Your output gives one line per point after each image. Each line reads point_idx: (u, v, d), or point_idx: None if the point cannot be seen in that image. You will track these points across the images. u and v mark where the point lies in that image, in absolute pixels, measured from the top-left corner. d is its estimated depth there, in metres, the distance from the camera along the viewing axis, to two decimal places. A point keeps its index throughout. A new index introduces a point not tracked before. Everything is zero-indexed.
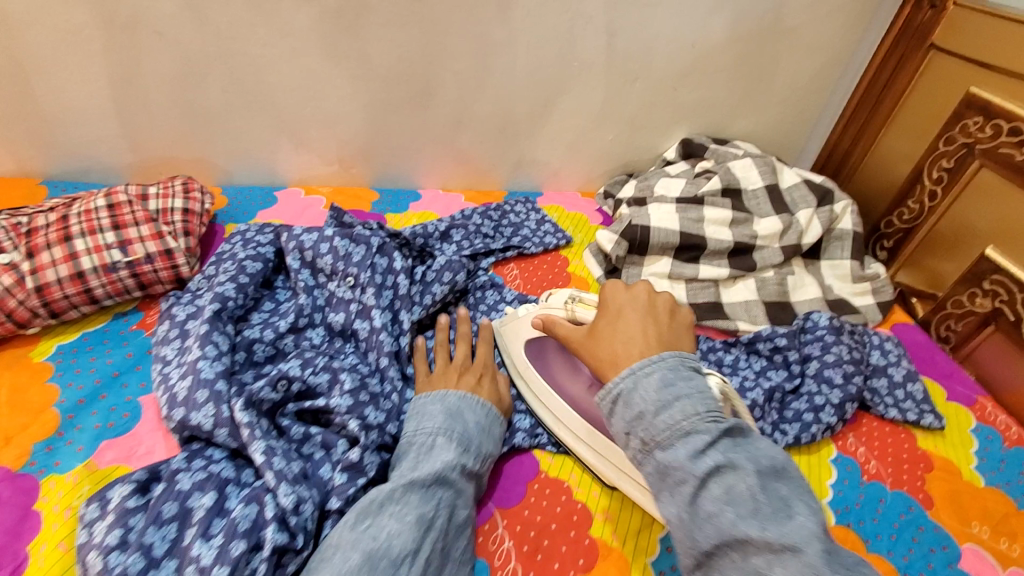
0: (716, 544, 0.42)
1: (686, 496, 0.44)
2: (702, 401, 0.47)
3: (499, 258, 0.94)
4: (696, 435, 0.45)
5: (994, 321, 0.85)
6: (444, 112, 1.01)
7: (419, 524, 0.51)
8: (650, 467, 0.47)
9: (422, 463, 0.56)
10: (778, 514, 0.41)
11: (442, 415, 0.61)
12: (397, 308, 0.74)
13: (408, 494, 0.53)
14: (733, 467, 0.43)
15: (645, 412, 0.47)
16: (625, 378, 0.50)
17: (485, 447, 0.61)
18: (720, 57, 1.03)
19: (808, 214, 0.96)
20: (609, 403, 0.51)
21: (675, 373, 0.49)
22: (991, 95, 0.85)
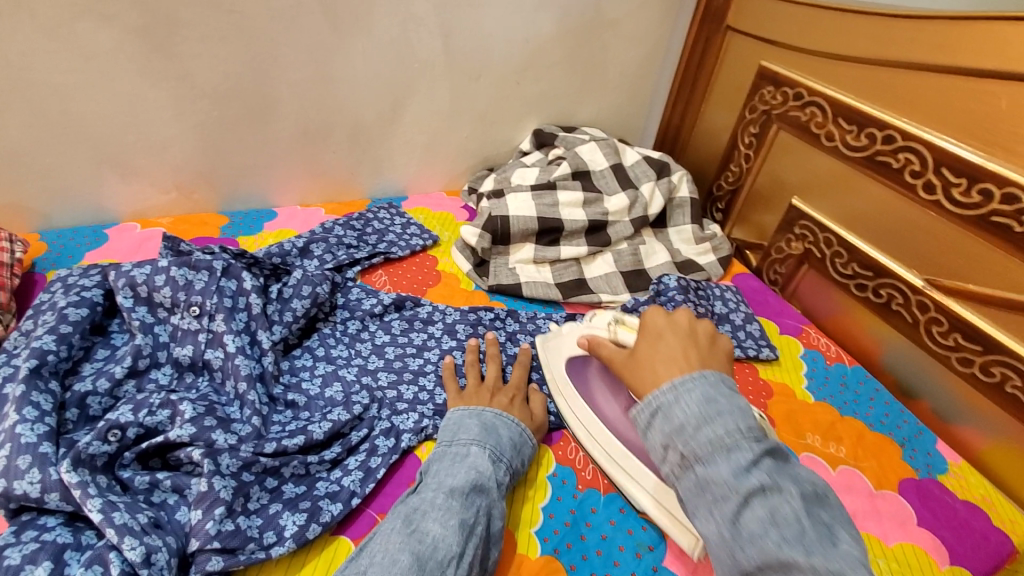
0: (761, 563, 0.43)
1: (726, 514, 0.46)
2: (743, 419, 0.50)
3: (366, 267, 0.92)
4: (740, 451, 0.48)
5: (806, 260, 0.99)
6: (288, 126, 0.99)
7: (462, 528, 0.53)
8: (688, 482, 0.49)
9: (458, 470, 0.58)
10: (823, 540, 0.43)
11: (478, 428, 0.64)
12: (254, 330, 0.72)
13: (450, 500, 0.55)
14: (777, 490, 0.45)
15: (686, 424, 0.50)
16: (666, 392, 0.53)
17: (514, 463, 0.63)
18: (554, 50, 1.09)
19: (650, 188, 1.05)
20: (646, 416, 0.53)
21: (714, 390, 0.52)
22: (777, 67, 0.99)
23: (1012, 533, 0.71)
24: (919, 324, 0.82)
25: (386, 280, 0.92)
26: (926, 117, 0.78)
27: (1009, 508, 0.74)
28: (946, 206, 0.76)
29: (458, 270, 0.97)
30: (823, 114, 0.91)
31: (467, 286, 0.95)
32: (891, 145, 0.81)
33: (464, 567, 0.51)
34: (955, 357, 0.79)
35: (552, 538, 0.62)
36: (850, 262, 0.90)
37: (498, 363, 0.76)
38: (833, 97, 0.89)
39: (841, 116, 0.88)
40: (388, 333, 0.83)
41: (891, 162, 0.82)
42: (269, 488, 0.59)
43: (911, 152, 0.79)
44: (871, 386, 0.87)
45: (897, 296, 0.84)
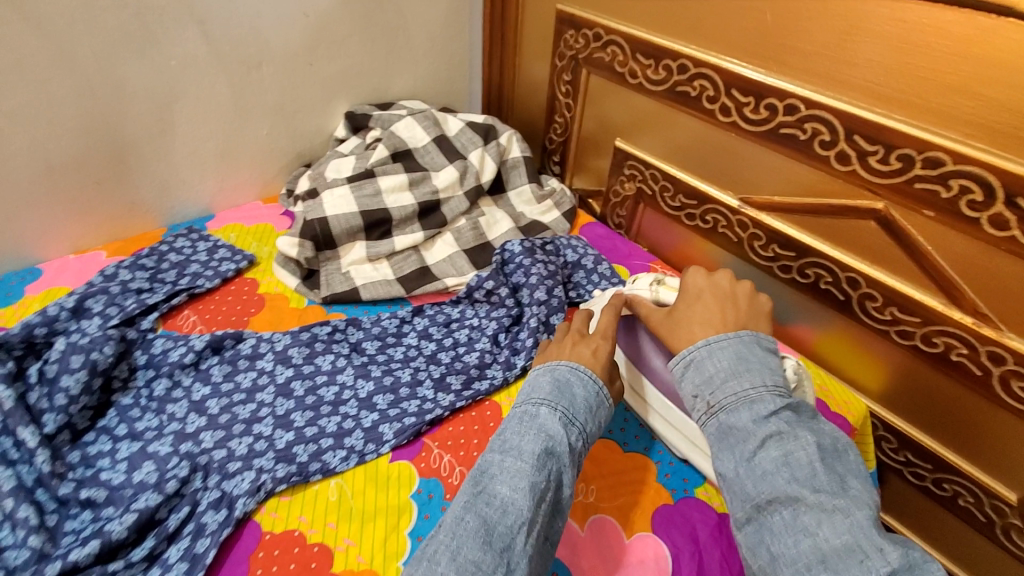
0: (771, 497, 0.51)
1: (745, 453, 0.54)
2: (768, 373, 0.58)
3: (167, 311, 0.78)
4: (761, 403, 0.55)
5: (641, 199, 1.00)
6: (21, 162, 0.79)
7: (532, 493, 0.52)
8: (713, 427, 0.57)
9: (528, 432, 0.57)
10: (833, 485, 0.50)
11: (549, 386, 0.61)
12: (11, 427, 0.58)
13: (521, 462, 0.54)
14: (792, 437, 0.53)
15: (715, 376, 0.59)
16: (699, 348, 0.61)
17: (588, 426, 0.60)
18: (342, 22, 0.98)
19: (478, 154, 1.00)
20: (681, 368, 0.61)
21: (744, 347, 0.60)
22: (573, 10, 0.96)
23: (846, 412, 0.78)
24: (742, 242, 0.86)
25: (195, 320, 0.78)
26: (709, 41, 0.78)
27: (841, 390, 0.81)
28: (742, 125, 0.78)
29: (286, 288, 0.86)
30: (623, 52, 0.90)
31: (298, 304, 0.84)
32: (685, 74, 0.82)
33: (535, 532, 0.51)
34: (776, 267, 0.84)
35: None
36: (677, 194, 0.92)
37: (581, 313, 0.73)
38: (628, 34, 0.87)
39: (638, 52, 0.87)
40: (208, 383, 0.70)
41: (688, 91, 0.83)
42: None
43: (703, 78, 0.80)
44: None
45: (721, 220, 0.88)
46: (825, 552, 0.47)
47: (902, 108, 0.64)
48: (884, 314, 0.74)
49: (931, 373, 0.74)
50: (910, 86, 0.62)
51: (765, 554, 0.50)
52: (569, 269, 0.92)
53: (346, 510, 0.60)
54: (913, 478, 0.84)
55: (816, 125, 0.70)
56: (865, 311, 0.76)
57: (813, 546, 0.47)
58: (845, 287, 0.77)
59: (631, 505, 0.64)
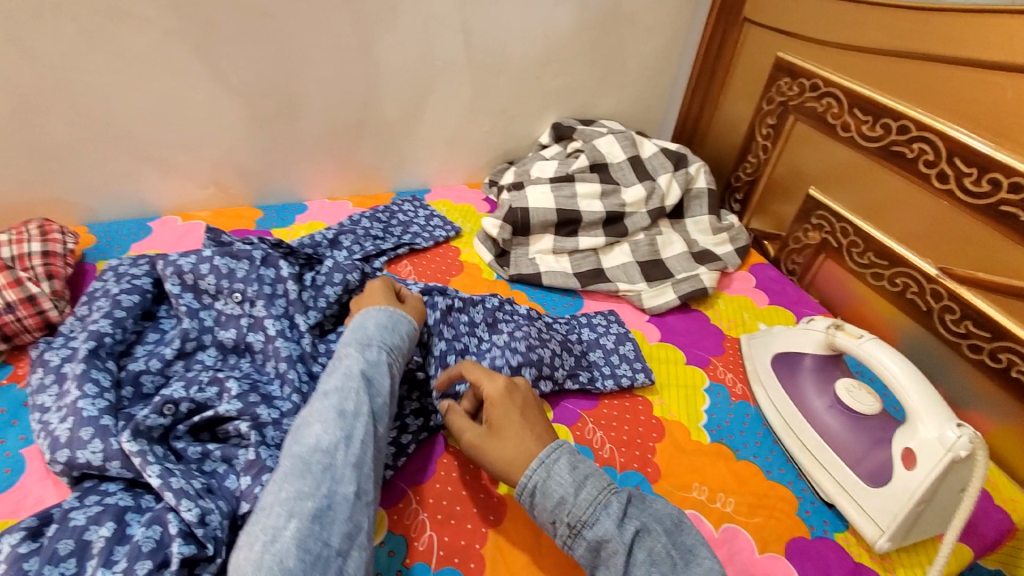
0: None
1: (618, 567, 0.50)
2: (606, 475, 0.55)
3: (391, 258, 0.96)
4: (611, 504, 0.53)
5: (823, 250, 1.00)
6: (315, 122, 1.02)
7: (341, 416, 0.52)
8: (581, 549, 0.52)
9: (330, 374, 0.57)
10: (685, 562, 0.50)
11: (343, 332, 0.62)
12: (292, 313, 0.75)
13: (325, 399, 0.54)
14: (647, 530, 0.52)
15: (565, 495, 0.53)
16: (536, 470, 0.55)
17: (389, 352, 0.61)
18: (572, 45, 1.11)
19: (667, 179, 1.07)
20: (528, 498, 0.55)
21: (573, 456, 0.56)
22: (793, 59, 1.00)
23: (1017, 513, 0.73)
24: (932, 312, 0.84)
25: (410, 269, 0.95)
26: (940, 108, 0.79)
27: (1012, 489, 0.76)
28: (958, 195, 0.77)
29: (480, 260, 1.00)
30: (839, 105, 0.92)
31: (489, 276, 0.98)
32: (905, 135, 0.83)
33: (356, 447, 0.51)
34: (966, 345, 0.80)
35: None
36: (866, 251, 0.92)
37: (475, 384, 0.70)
38: (849, 88, 0.90)
39: (857, 107, 0.89)
40: None
41: (905, 152, 0.83)
42: None
43: (925, 142, 0.80)
44: None
45: (911, 286, 0.86)
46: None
47: None
48: None
49: None
50: None
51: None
52: (584, 347, 0.85)
53: None
54: None
55: None
56: None
57: None
58: None
59: (766, 526, 0.65)
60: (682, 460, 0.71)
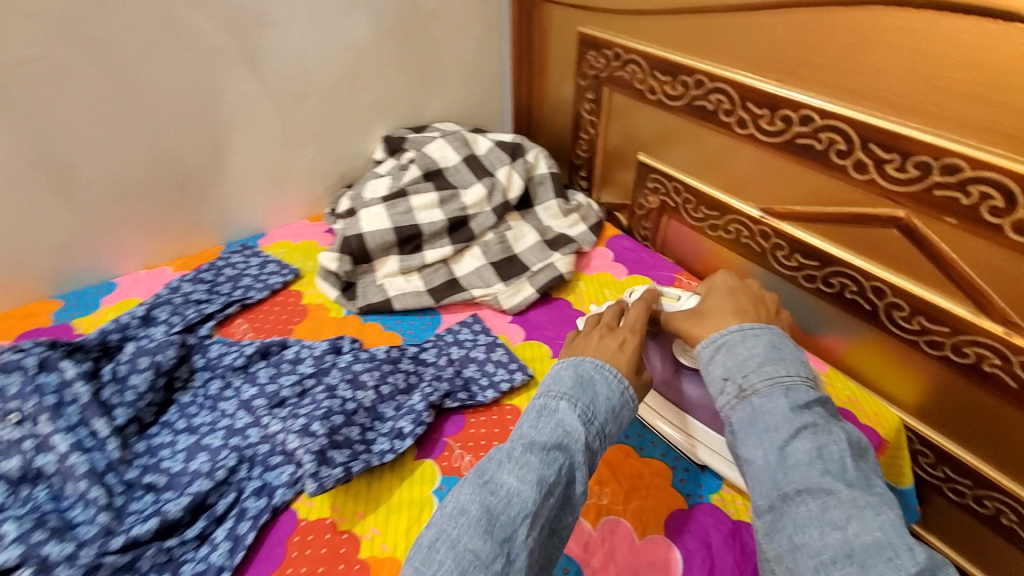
0: (802, 488, 0.49)
1: (776, 441, 0.52)
2: (802, 366, 0.57)
3: (221, 320, 0.87)
4: (797, 392, 0.55)
5: (665, 212, 1.02)
6: (100, 190, 0.90)
7: (539, 485, 0.51)
8: (741, 410, 0.56)
9: (545, 424, 0.56)
10: (865, 485, 0.49)
11: (571, 380, 0.60)
12: (87, 419, 0.66)
13: (528, 454, 0.53)
14: (827, 431, 0.52)
15: (751, 361, 0.58)
16: (733, 333, 0.61)
17: (608, 427, 0.58)
18: (379, 53, 1.05)
19: (506, 172, 1.05)
20: (711, 350, 0.62)
21: (777, 339, 0.60)
22: (592, 32, 1.00)
23: (878, 424, 0.77)
24: (766, 251, 0.87)
25: (246, 328, 0.87)
26: (725, 57, 0.81)
27: (872, 402, 0.80)
28: (759, 137, 0.80)
29: (326, 298, 0.93)
30: (642, 70, 0.93)
31: (338, 314, 0.91)
32: (702, 89, 0.84)
33: (537, 527, 0.50)
34: (800, 276, 0.84)
35: None
36: (699, 206, 0.94)
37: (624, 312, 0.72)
38: (645, 52, 0.91)
39: (656, 70, 0.90)
40: (255, 384, 0.77)
41: (706, 105, 0.85)
42: None
43: (720, 92, 0.82)
44: None
45: (743, 231, 0.89)
46: (853, 547, 0.45)
47: (918, 116, 0.64)
48: (912, 323, 0.73)
49: (962, 384, 0.73)
50: (922, 94, 0.63)
51: (788, 543, 0.48)
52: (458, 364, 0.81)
53: (373, 502, 0.65)
54: (952, 495, 0.81)
55: (832, 134, 0.71)
56: (893, 321, 0.75)
57: (842, 539, 0.46)
58: (870, 296, 0.77)
59: (644, 508, 0.65)
60: None
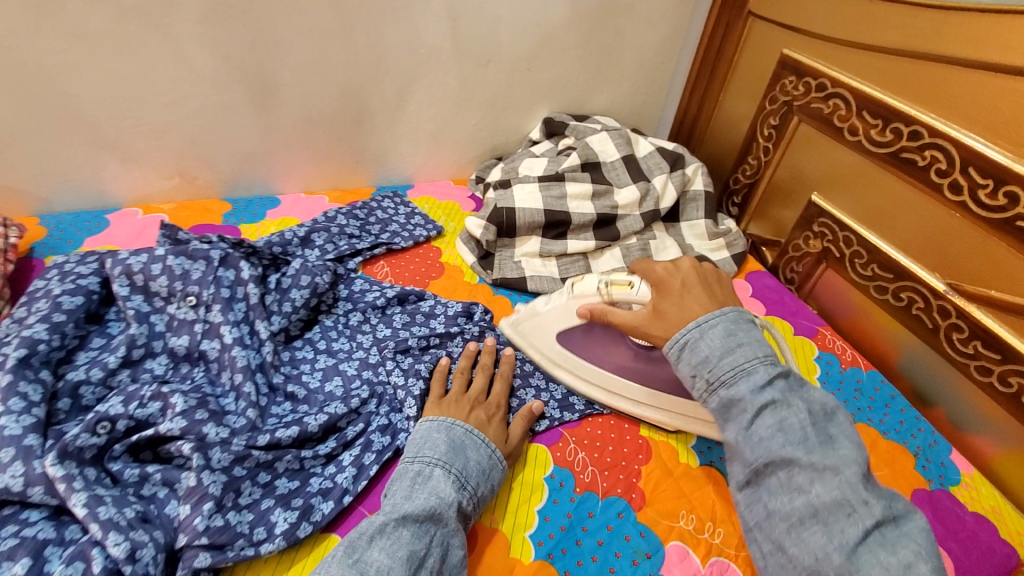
0: (767, 462, 0.51)
1: (742, 422, 0.53)
2: (759, 347, 0.56)
3: (368, 258, 0.91)
4: (756, 372, 0.54)
5: (824, 259, 0.95)
6: (289, 112, 0.96)
7: (412, 561, 0.49)
8: (712, 401, 0.56)
9: (417, 493, 0.55)
10: (824, 446, 0.50)
11: (445, 446, 0.60)
12: (252, 320, 0.70)
13: (400, 528, 0.51)
14: (786, 404, 0.52)
15: (711, 355, 0.56)
16: (692, 328, 0.58)
17: (480, 490, 0.58)
18: (566, 35, 1.05)
19: (662, 181, 1.01)
20: (676, 350, 0.59)
21: (735, 324, 0.58)
22: (799, 56, 0.94)
23: (1019, 545, 0.68)
24: (939, 329, 0.79)
25: (387, 270, 0.90)
26: (956, 114, 0.73)
27: (1019, 521, 0.71)
28: (972, 208, 0.72)
29: (462, 262, 0.95)
30: (846, 107, 0.87)
31: (471, 280, 0.93)
32: (916, 141, 0.77)
33: None
34: (973, 365, 0.75)
35: (546, 541, 0.60)
36: (870, 263, 0.87)
37: (488, 373, 0.72)
38: (857, 89, 0.84)
39: (865, 110, 0.84)
40: (390, 326, 0.80)
41: (915, 159, 0.78)
42: (262, 483, 0.57)
43: (938, 149, 0.75)
44: (886, 393, 0.84)
45: (917, 301, 0.81)
46: (817, 507, 0.48)
47: None
48: None
49: None
50: None
51: (765, 512, 0.51)
52: None
53: None
54: None
55: None
56: None
57: (805, 502, 0.48)
58: None
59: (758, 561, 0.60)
60: (671, 486, 0.67)
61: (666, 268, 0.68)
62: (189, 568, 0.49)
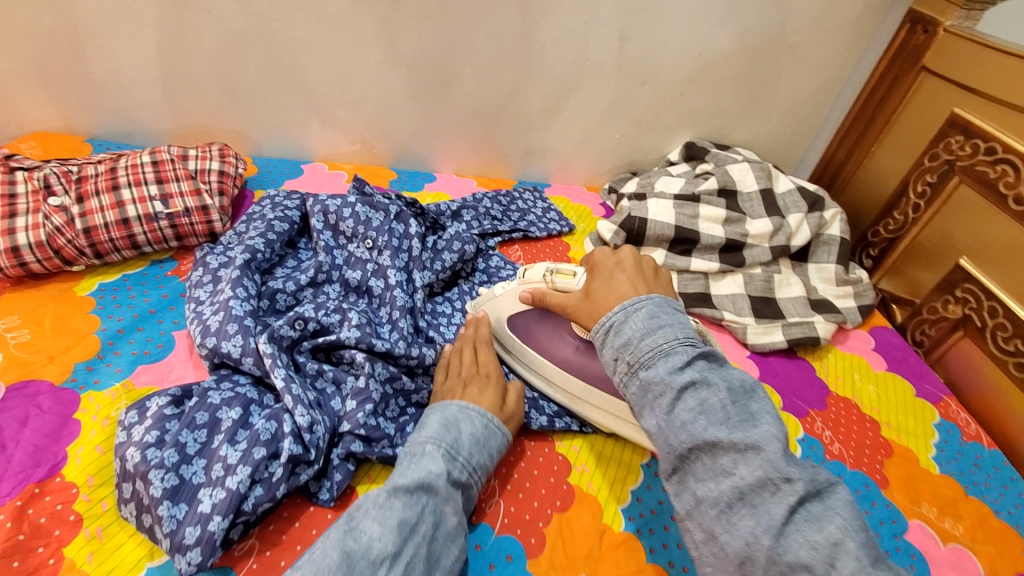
0: (691, 447, 0.44)
1: (664, 408, 0.46)
2: (683, 329, 0.50)
3: (505, 239, 1.01)
4: (676, 354, 0.47)
5: (962, 326, 0.91)
6: (462, 102, 1.08)
7: (401, 528, 0.49)
8: (634, 387, 0.48)
9: (409, 467, 0.55)
10: (743, 421, 0.44)
11: (437, 422, 0.60)
12: (411, 269, 0.80)
13: (392, 498, 0.51)
14: (706, 384, 0.46)
15: (631, 338, 0.50)
16: (616, 312, 0.53)
17: (474, 461, 0.58)
18: (725, 66, 1.09)
19: (797, 219, 1.01)
20: (601, 335, 0.53)
21: (658, 308, 0.52)
22: (972, 117, 0.91)
23: None
24: None
25: (520, 254, 0.99)
26: None
27: None
28: None
29: None
30: (1016, 174, 0.83)
31: None
32: None
33: (399, 569, 0.47)
34: None
35: (636, 519, 0.64)
36: (1014, 338, 0.82)
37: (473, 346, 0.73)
38: None
39: None
40: None
41: None
42: (402, 405, 0.66)
43: None
44: (1009, 476, 0.78)
45: None
46: (743, 489, 0.42)
47: None
48: None
49: None
50: None
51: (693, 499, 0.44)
52: None
53: (588, 444, 0.72)
54: None
55: None
56: None
57: (732, 485, 0.42)
58: None
59: None
60: None
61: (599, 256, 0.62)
62: (346, 450, 0.59)
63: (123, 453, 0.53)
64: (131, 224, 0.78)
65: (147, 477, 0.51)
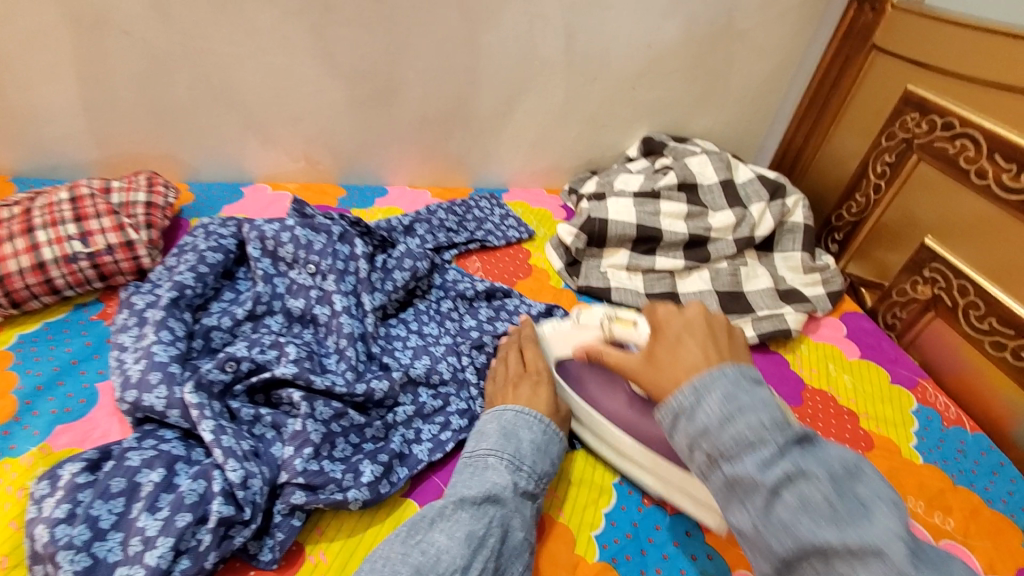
0: (797, 553, 0.40)
1: (757, 508, 0.42)
2: (766, 410, 0.44)
3: (462, 251, 0.96)
4: (762, 446, 0.43)
5: (933, 307, 0.90)
6: (409, 111, 1.03)
7: (469, 540, 0.50)
8: (716, 481, 0.44)
9: (474, 480, 0.55)
10: (856, 515, 0.39)
11: (496, 432, 0.60)
12: (359, 292, 0.76)
13: (458, 511, 0.52)
14: (804, 476, 0.41)
15: (709, 425, 0.45)
16: (685, 393, 0.47)
17: (538, 468, 0.58)
18: (677, 57, 1.06)
19: (761, 208, 0.99)
20: (670, 417, 0.48)
21: (735, 385, 0.46)
22: (926, 92, 0.90)
23: None
24: None
25: (478, 265, 0.95)
26: None
27: None
28: None
29: (549, 266, 0.99)
30: (976, 148, 0.82)
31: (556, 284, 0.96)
32: None
33: None
34: None
35: (612, 546, 0.60)
36: (987, 315, 0.81)
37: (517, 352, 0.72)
38: (991, 130, 0.80)
39: (999, 152, 0.79)
40: (475, 318, 0.84)
41: None
42: (353, 443, 0.61)
43: None
44: (993, 460, 0.77)
45: None
46: None
47: None
48: None
49: None
50: None
51: None
52: None
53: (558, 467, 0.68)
54: None
55: None
56: None
57: None
58: None
59: None
60: None
61: (664, 312, 0.56)
62: (288, 504, 0.54)
63: (32, 531, 0.47)
64: (47, 267, 0.71)
65: (55, 560, 0.46)
